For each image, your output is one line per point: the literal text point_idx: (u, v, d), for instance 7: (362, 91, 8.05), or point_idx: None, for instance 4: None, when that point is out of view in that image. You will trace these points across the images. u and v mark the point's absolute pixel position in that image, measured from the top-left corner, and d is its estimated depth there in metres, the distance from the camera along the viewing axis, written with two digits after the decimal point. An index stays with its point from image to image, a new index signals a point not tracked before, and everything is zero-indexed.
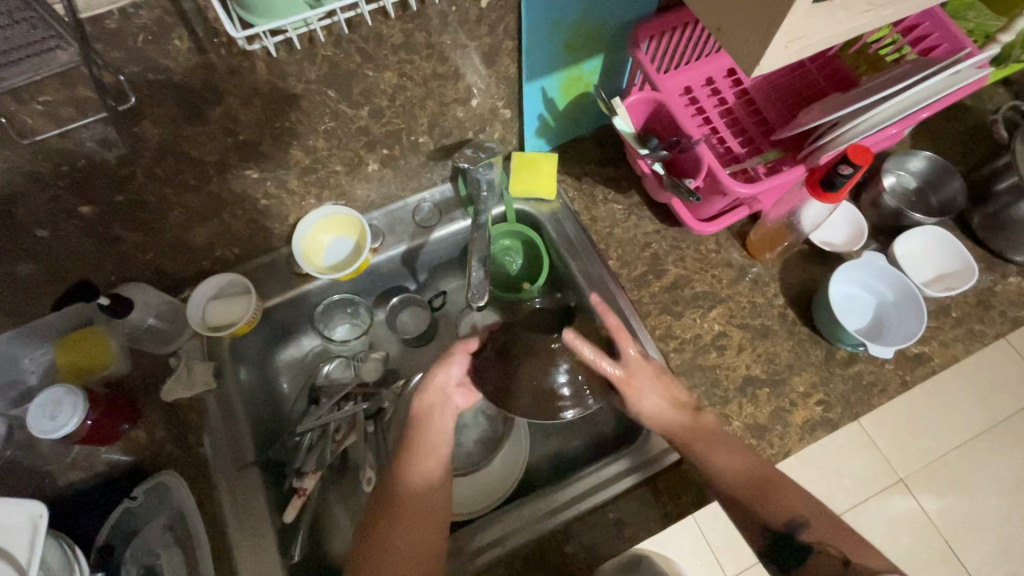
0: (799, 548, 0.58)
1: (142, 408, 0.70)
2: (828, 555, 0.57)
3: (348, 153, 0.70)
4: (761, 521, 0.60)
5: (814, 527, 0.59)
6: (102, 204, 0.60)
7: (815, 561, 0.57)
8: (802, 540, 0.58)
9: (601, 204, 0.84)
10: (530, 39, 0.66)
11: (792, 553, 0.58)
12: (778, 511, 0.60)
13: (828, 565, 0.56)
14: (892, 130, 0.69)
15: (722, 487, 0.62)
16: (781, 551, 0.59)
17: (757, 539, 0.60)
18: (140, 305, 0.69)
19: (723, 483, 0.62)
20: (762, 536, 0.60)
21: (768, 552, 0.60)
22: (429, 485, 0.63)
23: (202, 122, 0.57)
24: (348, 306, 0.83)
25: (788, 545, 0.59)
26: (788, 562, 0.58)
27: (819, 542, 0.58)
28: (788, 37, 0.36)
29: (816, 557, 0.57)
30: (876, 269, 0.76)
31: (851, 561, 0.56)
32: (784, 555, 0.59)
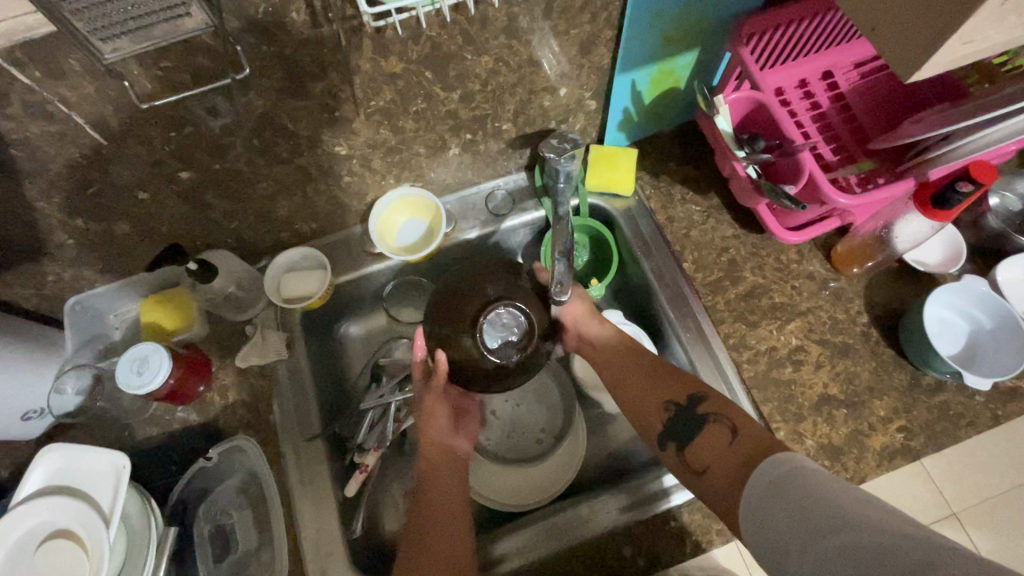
0: (697, 419, 0.60)
1: (217, 372, 0.72)
2: (719, 422, 0.58)
3: (433, 136, 0.70)
4: (665, 396, 0.64)
5: (711, 400, 0.61)
6: (201, 171, 0.61)
7: (709, 427, 0.59)
8: (699, 411, 0.61)
9: (678, 205, 0.81)
10: (630, 31, 0.64)
11: (687, 427, 0.61)
12: (680, 387, 0.64)
13: (720, 428, 0.58)
14: (1012, 147, 0.65)
15: (635, 374, 0.67)
16: (680, 427, 0.61)
17: (658, 414, 0.63)
18: (223, 273, 0.71)
19: (634, 364, 0.69)
20: (665, 410, 0.63)
21: (669, 427, 0.62)
22: (443, 501, 0.63)
23: (303, 96, 0.57)
24: (415, 289, 0.83)
25: (684, 418, 0.61)
26: (685, 435, 0.61)
27: (714, 410, 0.60)
28: (961, 41, 0.33)
29: (708, 429, 0.59)
30: (975, 294, 0.71)
31: (739, 425, 0.57)
32: (683, 427, 0.61)
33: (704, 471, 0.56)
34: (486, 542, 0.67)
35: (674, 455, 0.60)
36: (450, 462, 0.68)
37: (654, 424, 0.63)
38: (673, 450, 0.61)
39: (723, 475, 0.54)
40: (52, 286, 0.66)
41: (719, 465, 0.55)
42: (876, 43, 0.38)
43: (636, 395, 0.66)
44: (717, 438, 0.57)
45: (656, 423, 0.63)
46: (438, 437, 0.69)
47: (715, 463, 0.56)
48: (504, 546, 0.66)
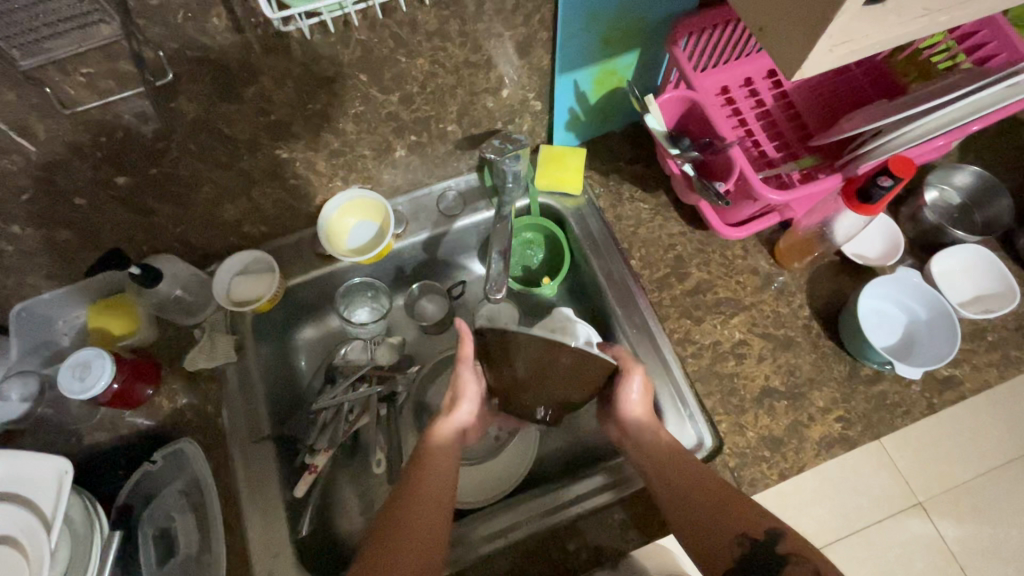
0: (773, 558, 0.54)
1: (165, 376, 0.72)
2: (800, 566, 0.52)
3: (376, 138, 0.70)
4: (735, 528, 0.56)
5: (791, 539, 0.55)
6: (138, 176, 0.61)
7: (790, 572, 0.52)
8: (778, 550, 0.54)
9: (626, 202, 0.82)
10: (566, 31, 0.65)
11: (761, 566, 0.53)
12: (757, 523, 0.56)
13: (803, 574, 0.52)
14: (939, 143, 0.67)
15: (702, 496, 0.59)
16: (753, 566, 0.54)
17: (730, 550, 0.55)
18: (168, 276, 0.72)
19: (700, 485, 0.60)
20: (738, 546, 0.55)
21: (739, 566, 0.54)
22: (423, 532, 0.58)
23: (236, 100, 0.58)
24: (368, 290, 0.84)
25: (760, 560, 0.54)
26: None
27: (795, 552, 0.53)
28: (832, 41, 0.35)
29: (788, 571, 0.52)
30: (910, 286, 0.73)
31: (824, 573, 0.51)
32: (757, 571, 0.54)
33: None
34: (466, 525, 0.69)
35: None
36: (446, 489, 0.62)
37: (721, 555, 0.56)
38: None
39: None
40: None
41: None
42: (767, 42, 0.39)
43: (703, 530, 0.57)
44: None
45: (722, 561, 0.55)
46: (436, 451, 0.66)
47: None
48: (489, 525, 0.68)
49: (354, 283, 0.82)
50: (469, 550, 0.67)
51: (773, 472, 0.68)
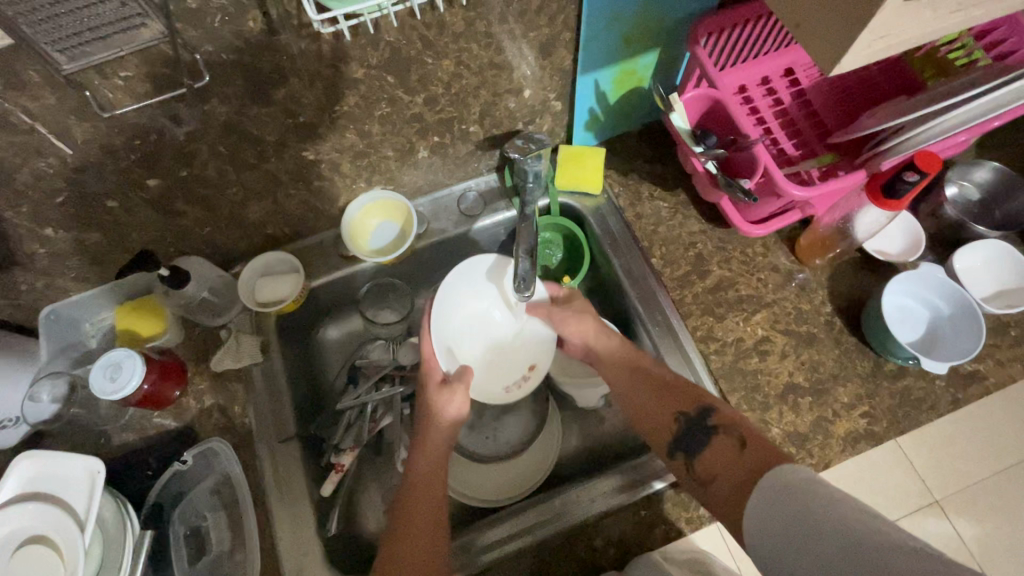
0: (704, 427, 0.63)
1: (191, 378, 0.73)
2: (727, 435, 0.61)
3: (400, 139, 0.71)
4: (673, 406, 0.66)
5: (721, 413, 0.63)
6: (168, 178, 0.62)
7: (719, 441, 0.61)
8: (710, 423, 0.63)
9: (646, 201, 0.83)
10: (589, 32, 0.66)
11: (694, 439, 0.63)
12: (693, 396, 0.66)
13: (727, 442, 0.60)
14: (961, 139, 0.67)
15: (645, 382, 0.69)
16: (686, 436, 0.64)
17: (669, 426, 0.65)
18: (196, 278, 0.72)
19: (636, 372, 0.70)
20: (676, 421, 0.65)
21: (677, 438, 0.64)
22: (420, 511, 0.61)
23: (266, 102, 0.59)
24: (389, 291, 0.83)
25: (694, 430, 0.63)
26: (693, 446, 0.63)
27: (723, 424, 0.62)
28: (872, 36, 0.36)
29: (715, 441, 0.61)
30: (934, 282, 0.73)
31: (747, 441, 0.59)
32: (692, 437, 0.63)
33: (710, 482, 0.59)
34: (476, 531, 0.68)
35: (683, 468, 0.62)
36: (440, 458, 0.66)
37: (663, 432, 0.66)
38: (682, 460, 0.63)
39: (724, 488, 0.57)
40: (25, 296, 0.67)
41: (723, 475, 0.58)
42: (802, 38, 0.40)
43: (652, 411, 0.67)
44: (724, 449, 0.60)
45: (666, 436, 0.65)
46: (435, 418, 0.68)
47: (721, 474, 0.58)
48: (496, 531, 0.68)
49: (377, 283, 0.82)
50: (474, 559, 0.66)
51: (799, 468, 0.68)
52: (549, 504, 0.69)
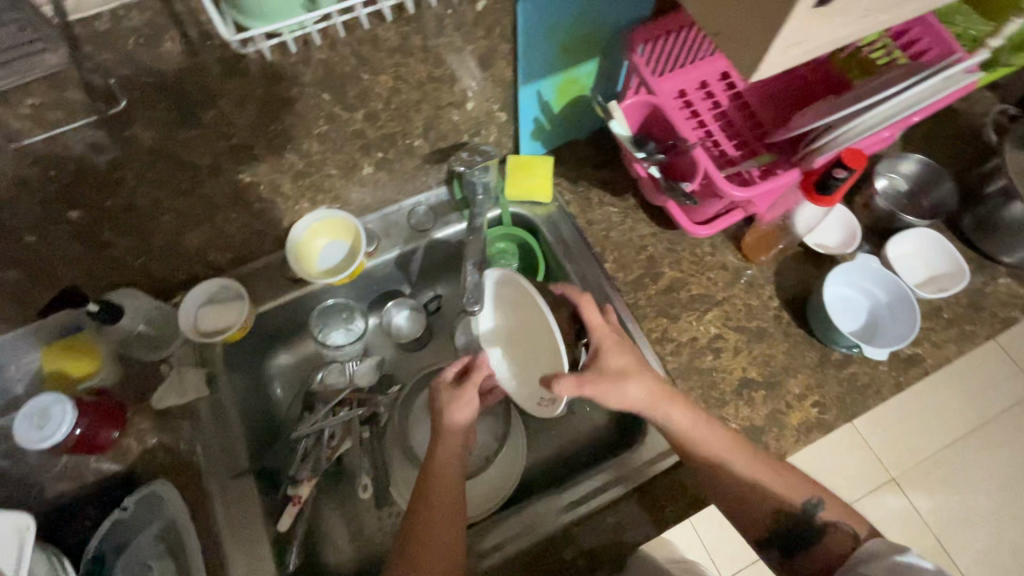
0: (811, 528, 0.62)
1: (132, 417, 0.69)
2: (839, 533, 0.61)
3: (343, 156, 0.69)
4: (762, 503, 0.63)
5: (827, 507, 0.63)
6: (93, 209, 0.59)
7: (831, 537, 0.61)
8: (816, 521, 0.62)
9: (597, 207, 0.83)
10: (526, 43, 0.66)
11: (798, 538, 0.62)
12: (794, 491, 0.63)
13: (840, 539, 0.60)
14: (884, 134, 0.70)
15: (736, 460, 0.62)
16: (790, 536, 0.62)
17: (766, 521, 0.63)
18: (129, 312, 0.68)
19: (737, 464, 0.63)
20: (775, 519, 0.62)
21: (776, 534, 0.62)
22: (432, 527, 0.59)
23: (193, 125, 0.56)
24: (343, 312, 0.82)
25: (795, 528, 0.62)
26: (797, 545, 0.62)
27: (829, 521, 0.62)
28: (786, 43, 0.36)
29: (829, 536, 0.61)
30: (869, 271, 0.77)
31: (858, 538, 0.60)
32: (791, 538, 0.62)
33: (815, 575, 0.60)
34: None
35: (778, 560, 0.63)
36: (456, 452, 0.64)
37: (755, 525, 0.63)
38: (778, 558, 0.63)
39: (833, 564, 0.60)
40: None
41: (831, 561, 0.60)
42: (723, 46, 0.41)
43: (740, 498, 0.63)
44: (834, 548, 0.60)
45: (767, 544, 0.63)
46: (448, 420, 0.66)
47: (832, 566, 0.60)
48: (484, 541, 0.68)
49: (328, 304, 0.81)
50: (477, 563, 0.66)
51: None
52: (527, 514, 0.68)
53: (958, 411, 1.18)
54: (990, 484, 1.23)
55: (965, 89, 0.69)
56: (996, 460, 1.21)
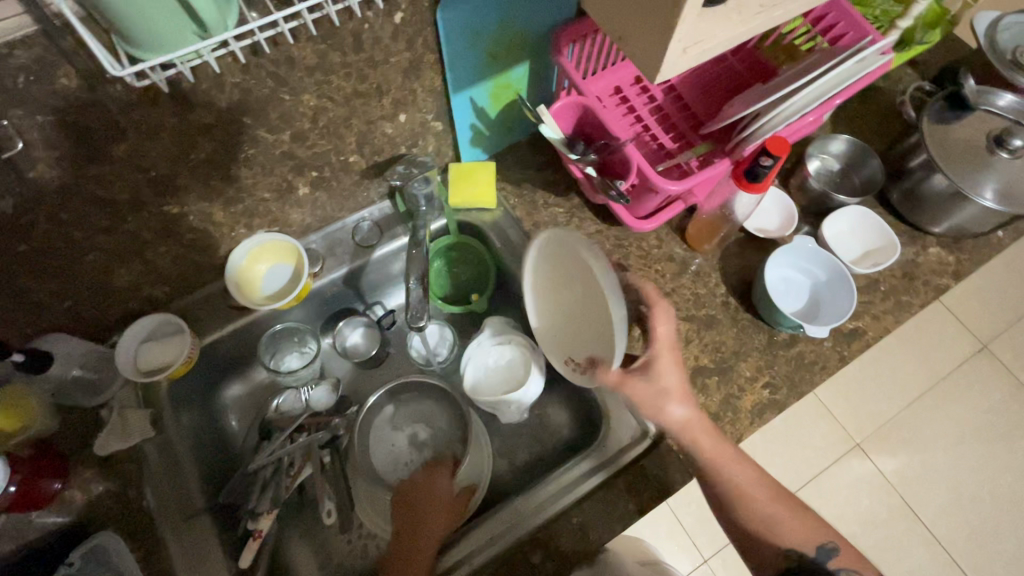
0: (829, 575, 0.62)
1: (73, 466, 0.66)
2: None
3: (275, 179, 0.68)
4: (781, 545, 0.63)
5: (841, 553, 0.63)
6: (6, 255, 0.56)
7: None
8: (830, 567, 0.62)
9: (542, 209, 0.84)
10: (451, 52, 0.66)
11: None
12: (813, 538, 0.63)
13: None
14: (808, 118, 0.73)
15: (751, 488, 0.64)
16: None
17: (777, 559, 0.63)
18: (60, 358, 0.66)
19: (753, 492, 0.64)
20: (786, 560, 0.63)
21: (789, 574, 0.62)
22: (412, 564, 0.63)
23: (105, 160, 0.54)
24: (295, 335, 0.80)
25: (810, 572, 0.62)
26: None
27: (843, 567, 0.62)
28: (683, 43, 0.37)
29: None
30: (807, 252, 0.79)
31: None
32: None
33: None
34: None
35: None
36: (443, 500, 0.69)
37: (771, 562, 0.63)
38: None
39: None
40: None
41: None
42: (627, 47, 0.41)
43: (761, 528, 0.64)
44: None
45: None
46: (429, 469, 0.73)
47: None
48: (454, 554, 0.68)
49: (279, 330, 0.78)
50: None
51: None
52: (497, 521, 0.70)
53: (894, 373, 1.25)
54: (953, 443, 1.24)
55: (880, 69, 0.72)
56: (951, 422, 1.25)
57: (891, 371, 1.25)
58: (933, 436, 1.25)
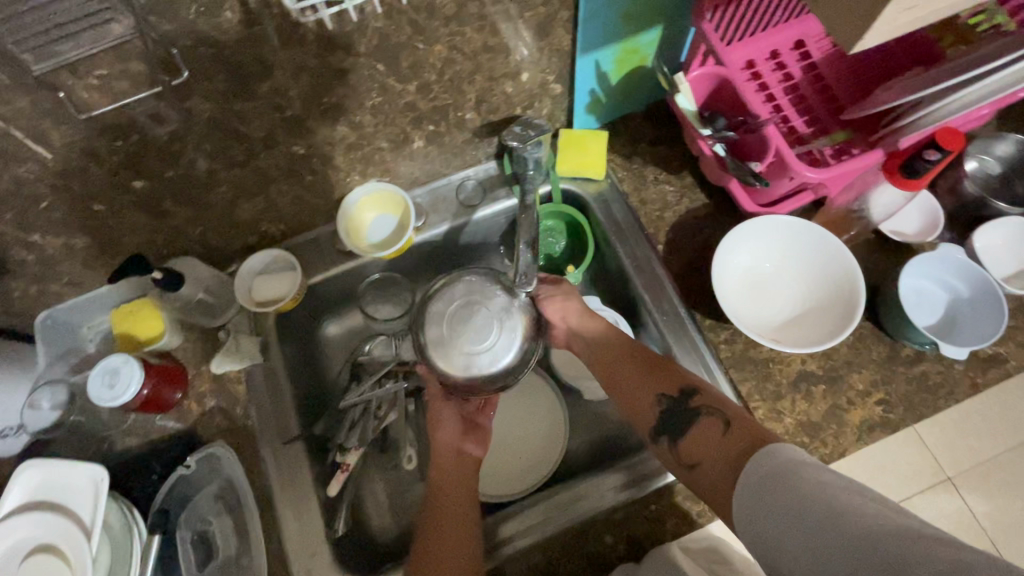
0: (688, 414, 0.60)
1: (192, 380, 0.72)
2: (711, 418, 0.58)
3: (394, 129, 0.68)
4: (655, 388, 0.63)
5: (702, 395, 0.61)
6: (156, 179, 0.60)
7: (703, 423, 0.58)
8: (691, 404, 0.61)
9: (651, 185, 0.80)
10: (588, 9, 0.63)
11: (676, 423, 0.60)
12: (673, 381, 0.63)
13: (712, 425, 0.57)
14: (983, 111, 0.63)
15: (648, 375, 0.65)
16: (669, 419, 0.61)
17: (649, 409, 0.63)
18: (190, 280, 0.70)
19: (636, 367, 0.66)
20: (657, 402, 0.63)
21: (661, 420, 0.62)
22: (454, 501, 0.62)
23: (251, 97, 0.56)
24: (390, 285, 0.82)
25: (678, 412, 0.61)
26: (676, 427, 0.60)
27: (705, 406, 0.60)
28: (900, 9, 0.32)
29: (701, 422, 0.59)
30: (953, 263, 0.70)
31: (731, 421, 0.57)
32: (673, 419, 0.61)
33: (694, 466, 0.56)
34: (495, 522, 0.67)
35: (667, 451, 0.60)
36: (455, 445, 0.67)
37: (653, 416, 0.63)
38: (667, 445, 0.60)
39: (712, 474, 0.54)
40: None
41: (712, 457, 0.55)
42: (819, 13, 0.37)
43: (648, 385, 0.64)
44: (708, 431, 0.57)
45: (649, 418, 0.63)
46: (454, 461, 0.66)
47: (707, 455, 0.56)
48: (528, 517, 0.67)
49: (377, 278, 0.80)
50: (494, 553, 0.65)
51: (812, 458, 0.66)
52: (572, 493, 0.68)
53: None
54: None
55: None
56: None
57: None
58: None
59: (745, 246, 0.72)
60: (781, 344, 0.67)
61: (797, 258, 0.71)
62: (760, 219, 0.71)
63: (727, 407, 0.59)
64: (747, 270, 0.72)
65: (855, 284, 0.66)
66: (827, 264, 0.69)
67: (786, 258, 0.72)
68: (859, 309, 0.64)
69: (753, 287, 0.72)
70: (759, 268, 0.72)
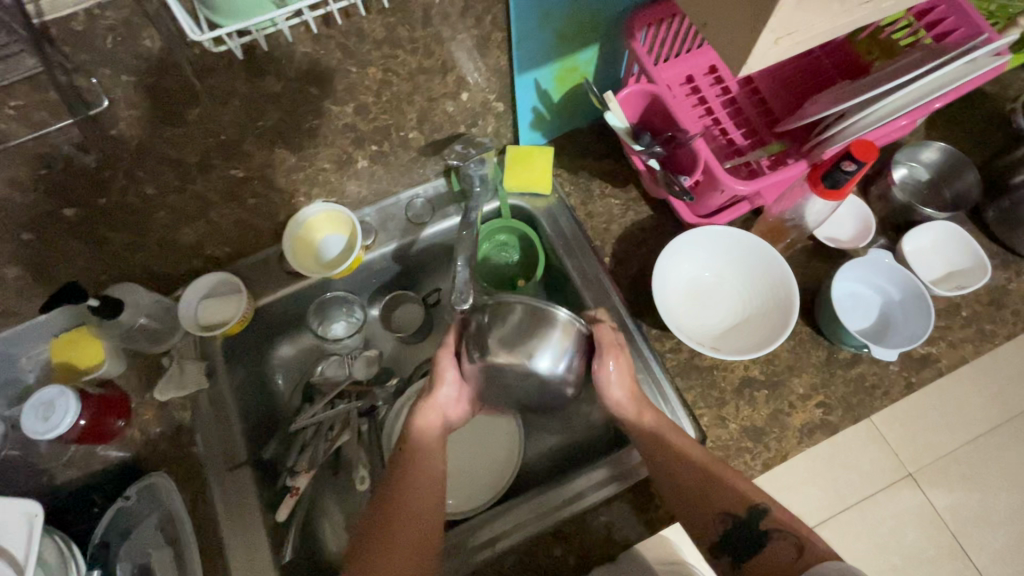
0: (755, 533, 0.56)
1: (136, 408, 0.71)
2: (784, 541, 0.55)
3: (336, 150, 0.68)
4: (719, 505, 0.58)
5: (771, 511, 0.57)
6: (88, 206, 0.59)
7: (772, 546, 0.55)
8: (761, 526, 0.57)
9: (598, 199, 0.81)
10: (519, 31, 0.64)
11: (743, 544, 0.57)
12: (734, 496, 0.58)
13: (783, 548, 0.54)
14: (901, 123, 0.66)
15: (691, 478, 0.60)
16: (735, 539, 0.57)
17: (713, 526, 0.58)
18: (129, 307, 0.69)
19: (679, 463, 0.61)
20: (721, 521, 0.58)
21: (724, 539, 0.58)
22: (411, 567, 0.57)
23: (180, 122, 0.56)
24: (343, 304, 0.81)
25: (746, 535, 0.57)
26: (740, 549, 0.57)
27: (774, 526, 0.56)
28: (775, 35, 0.34)
29: (771, 544, 0.55)
30: (882, 267, 0.73)
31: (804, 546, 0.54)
32: (741, 543, 0.57)
33: None
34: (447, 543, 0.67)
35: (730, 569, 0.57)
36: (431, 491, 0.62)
37: (706, 531, 0.58)
38: (729, 564, 0.57)
39: None
40: None
41: None
42: (711, 37, 0.38)
43: (701, 495, 0.59)
44: (780, 555, 0.54)
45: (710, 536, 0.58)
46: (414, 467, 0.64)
47: None
48: (484, 532, 0.67)
49: (329, 297, 0.80)
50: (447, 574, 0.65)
51: (757, 463, 0.68)
52: (522, 510, 0.68)
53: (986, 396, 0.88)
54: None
55: (994, 74, 0.63)
56: None
57: (987, 394, 0.88)
58: (1002, 477, 0.93)
59: (689, 254, 0.74)
60: (719, 351, 0.68)
61: (739, 266, 0.73)
62: (705, 228, 0.72)
63: (802, 528, 0.56)
64: (690, 277, 0.74)
65: (790, 299, 0.67)
66: (766, 272, 0.71)
67: (728, 270, 0.74)
68: (791, 324, 0.65)
69: (695, 295, 0.73)
70: (701, 277, 0.74)
